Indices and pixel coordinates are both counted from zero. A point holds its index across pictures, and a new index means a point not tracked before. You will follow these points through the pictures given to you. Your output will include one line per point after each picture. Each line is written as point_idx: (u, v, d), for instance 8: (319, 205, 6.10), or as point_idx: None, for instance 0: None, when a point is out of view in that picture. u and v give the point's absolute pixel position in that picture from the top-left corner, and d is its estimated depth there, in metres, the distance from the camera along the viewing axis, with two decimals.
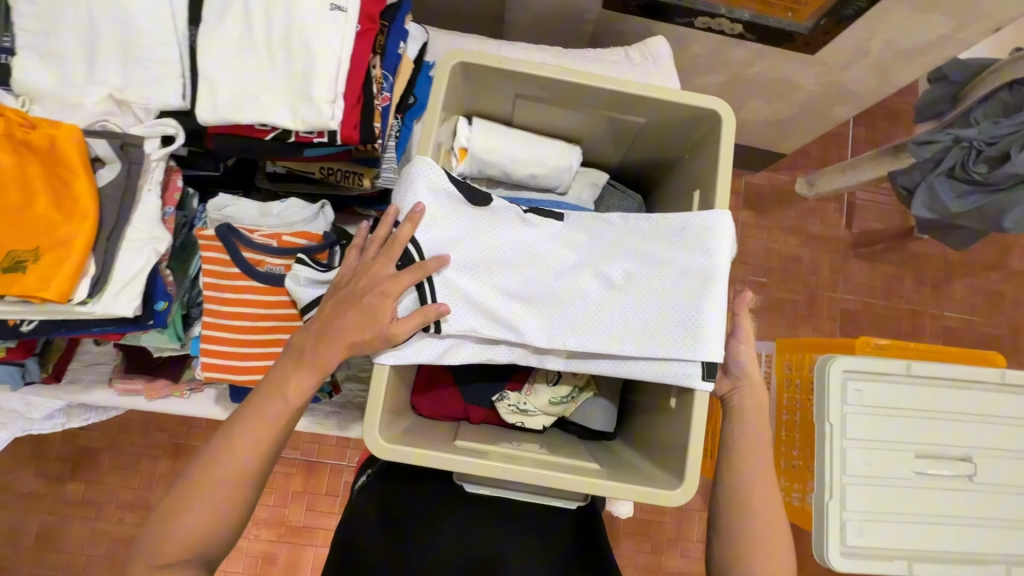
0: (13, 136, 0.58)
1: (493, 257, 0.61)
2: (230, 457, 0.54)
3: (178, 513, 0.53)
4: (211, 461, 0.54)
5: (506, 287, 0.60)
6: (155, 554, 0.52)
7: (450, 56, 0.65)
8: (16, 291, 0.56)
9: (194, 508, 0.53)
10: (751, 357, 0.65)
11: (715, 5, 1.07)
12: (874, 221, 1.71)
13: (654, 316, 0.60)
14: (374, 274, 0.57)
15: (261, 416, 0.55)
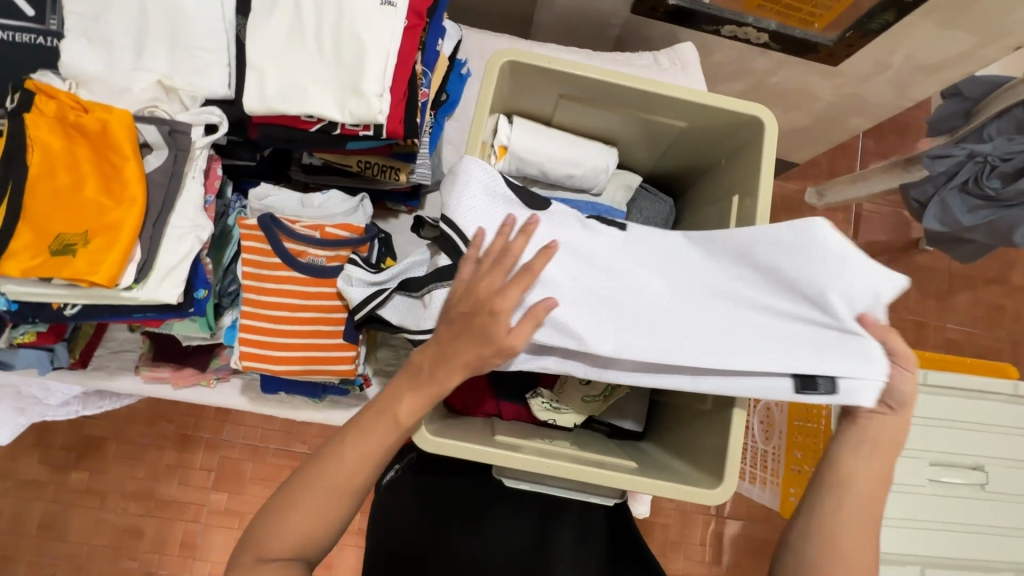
0: (65, 119, 0.58)
1: (559, 264, 0.57)
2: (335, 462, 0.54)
3: (284, 507, 0.53)
4: (318, 463, 0.54)
5: (571, 293, 0.56)
6: (263, 544, 0.52)
7: (499, 55, 0.65)
8: (66, 274, 0.56)
9: (296, 507, 0.53)
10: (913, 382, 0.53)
11: (742, 14, 1.08)
12: (881, 233, 1.73)
13: (740, 330, 0.55)
14: (484, 289, 0.52)
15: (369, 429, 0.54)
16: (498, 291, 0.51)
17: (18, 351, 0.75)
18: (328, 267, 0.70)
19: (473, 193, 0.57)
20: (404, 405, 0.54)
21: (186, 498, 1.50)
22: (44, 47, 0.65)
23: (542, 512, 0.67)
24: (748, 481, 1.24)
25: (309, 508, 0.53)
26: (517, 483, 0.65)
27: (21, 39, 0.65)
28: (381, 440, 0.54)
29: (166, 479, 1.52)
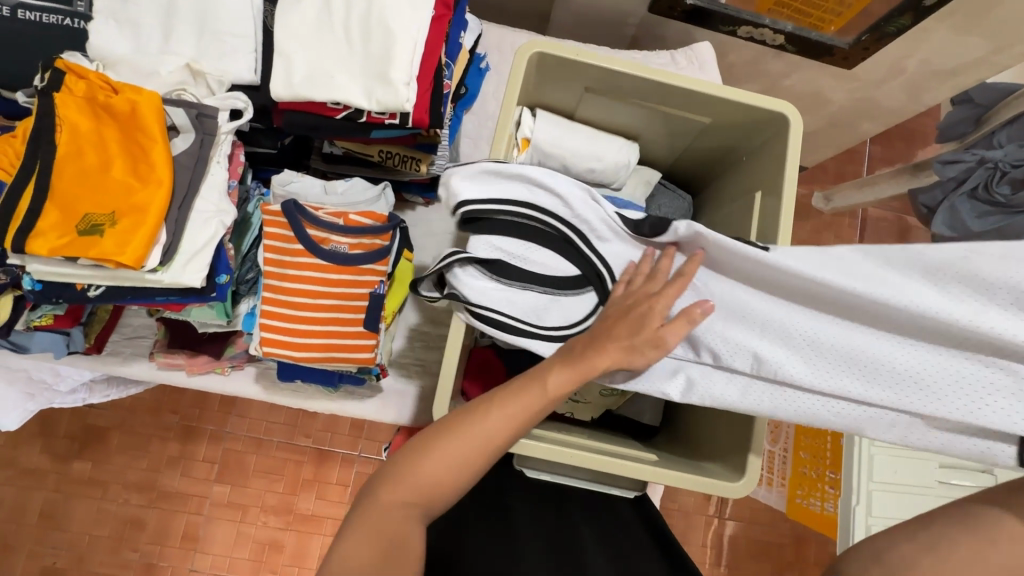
0: (94, 100, 0.58)
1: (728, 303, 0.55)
2: (477, 420, 0.52)
3: (418, 451, 0.52)
4: (458, 418, 0.53)
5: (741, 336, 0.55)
6: (397, 484, 0.51)
7: (528, 47, 0.66)
8: (93, 254, 0.56)
9: (428, 458, 0.51)
10: None
11: (759, 15, 1.08)
12: (887, 238, 1.74)
13: (952, 388, 0.49)
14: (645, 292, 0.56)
15: (519, 394, 0.53)
16: (654, 294, 0.55)
17: (34, 335, 0.75)
18: (351, 254, 0.70)
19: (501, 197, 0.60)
20: (553, 376, 0.53)
21: (188, 490, 1.50)
22: (71, 29, 0.65)
23: (559, 506, 0.67)
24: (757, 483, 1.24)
25: (440, 462, 0.51)
26: (538, 474, 0.66)
27: (48, 20, 0.65)
28: (526, 408, 0.52)
29: (169, 470, 1.51)
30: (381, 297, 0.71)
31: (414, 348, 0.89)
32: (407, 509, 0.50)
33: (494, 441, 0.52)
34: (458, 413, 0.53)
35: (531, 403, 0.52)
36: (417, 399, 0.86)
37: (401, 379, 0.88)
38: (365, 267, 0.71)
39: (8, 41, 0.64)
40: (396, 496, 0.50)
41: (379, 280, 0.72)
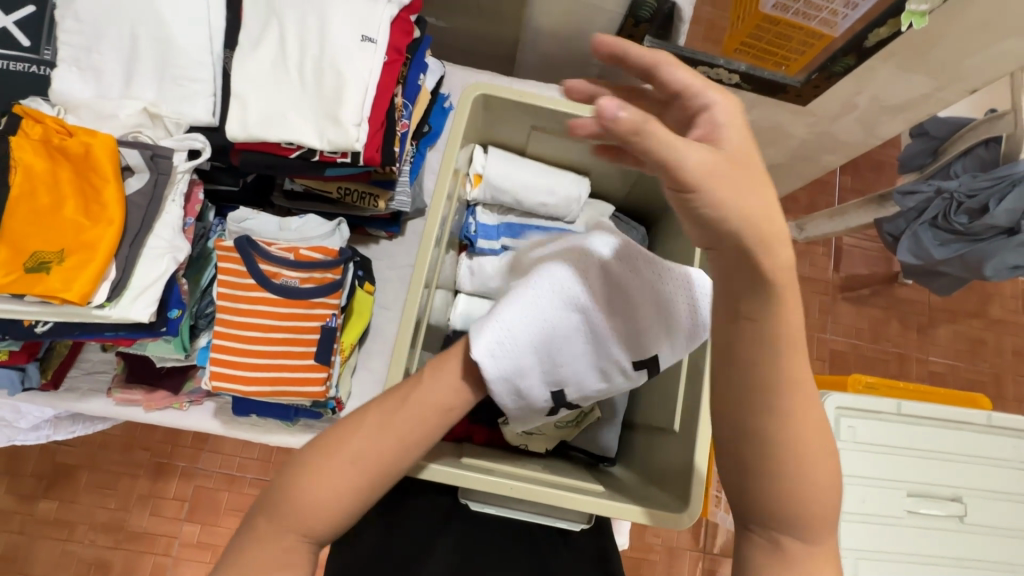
0: (49, 143, 0.60)
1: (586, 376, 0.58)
2: (361, 436, 0.46)
3: (293, 480, 0.45)
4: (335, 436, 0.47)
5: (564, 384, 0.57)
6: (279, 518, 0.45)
7: (472, 87, 0.69)
8: (39, 291, 0.57)
9: (308, 490, 0.45)
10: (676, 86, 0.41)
11: (713, 56, 1.13)
12: (860, 266, 1.77)
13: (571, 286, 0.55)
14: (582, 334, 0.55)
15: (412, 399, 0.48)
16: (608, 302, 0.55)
17: None
18: (302, 288, 0.71)
19: None
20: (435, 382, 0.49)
21: (158, 530, 1.46)
22: (36, 75, 0.69)
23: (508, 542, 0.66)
24: (725, 509, 1.20)
25: (325, 495, 0.44)
26: (483, 507, 0.65)
27: (15, 67, 0.69)
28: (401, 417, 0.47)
29: (138, 509, 1.48)
30: (332, 329, 0.72)
31: (376, 382, 0.89)
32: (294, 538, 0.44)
33: (390, 455, 0.46)
34: (337, 431, 0.47)
35: (424, 410, 0.48)
36: None
37: None
38: (317, 300, 0.72)
39: None
40: (273, 547, 0.44)
41: (331, 312, 0.72)
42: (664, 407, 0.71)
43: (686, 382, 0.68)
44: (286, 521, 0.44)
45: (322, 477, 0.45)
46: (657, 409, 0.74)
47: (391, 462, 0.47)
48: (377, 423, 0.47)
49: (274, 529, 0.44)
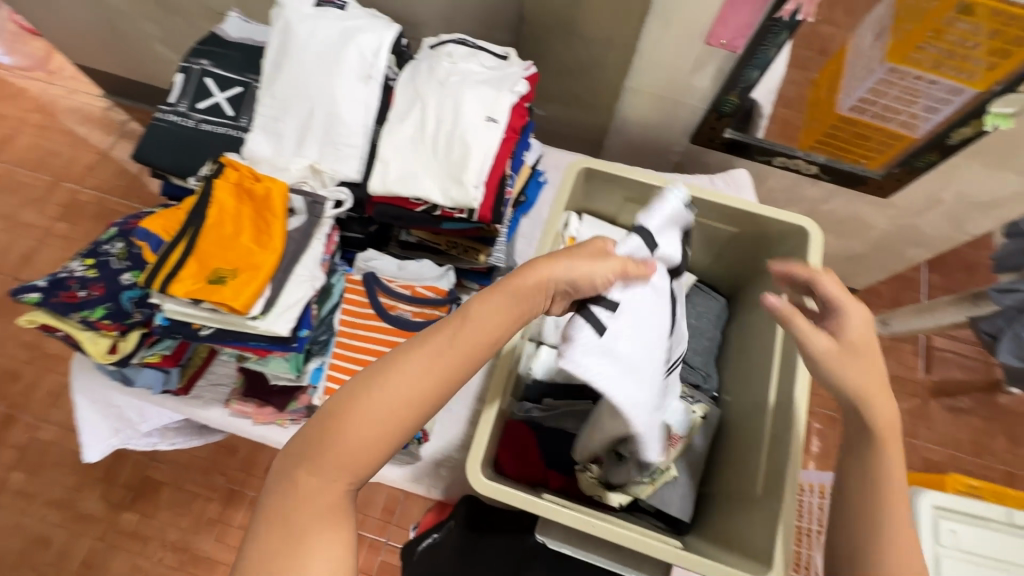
0: (242, 185, 0.77)
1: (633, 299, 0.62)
2: (393, 386, 0.51)
3: (337, 426, 0.51)
4: (375, 385, 0.51)
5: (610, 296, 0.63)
6: (318, 465, 0.50)
7: (576, 163, 0.82)
8: (214, 299, 0.69)
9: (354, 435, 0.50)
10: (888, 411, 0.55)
11: (792, 148, 1.21)
12: (953, 369, 1.66)
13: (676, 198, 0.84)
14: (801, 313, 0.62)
15: (451, 345, 0.53)
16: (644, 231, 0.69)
17: (142, 370, 0.88)
18: (413, 320, 0.83)
19: None
20: (455, 340, 0.54)
21: (219, 557, 1.53)
22: (231, 136, 0.88)
23: None
24: None
25: (370, 437, 0.51)
26: (557, 544, 0.72)
27: (217, 130, 0.88)
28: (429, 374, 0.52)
29: (205, 533, 1.55)
30: None
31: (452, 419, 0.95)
32: (327, 480, 0.50)
33: (438, 388, 0.53)
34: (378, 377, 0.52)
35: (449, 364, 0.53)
36: (452, 469, 0.92)
37: (438, 450, 0.93)
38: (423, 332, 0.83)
39: (190, 143, 0.87)
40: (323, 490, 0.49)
41: None
42: (747, 472, 0.72)
43: (769, 448, 0.70)
44: (339, 459, 0.50)
45: (362, 421, 0.51)
46: (741, 475, 0.74)
47: (439, 393, 0.53)
48: (421, 367, 0.52)
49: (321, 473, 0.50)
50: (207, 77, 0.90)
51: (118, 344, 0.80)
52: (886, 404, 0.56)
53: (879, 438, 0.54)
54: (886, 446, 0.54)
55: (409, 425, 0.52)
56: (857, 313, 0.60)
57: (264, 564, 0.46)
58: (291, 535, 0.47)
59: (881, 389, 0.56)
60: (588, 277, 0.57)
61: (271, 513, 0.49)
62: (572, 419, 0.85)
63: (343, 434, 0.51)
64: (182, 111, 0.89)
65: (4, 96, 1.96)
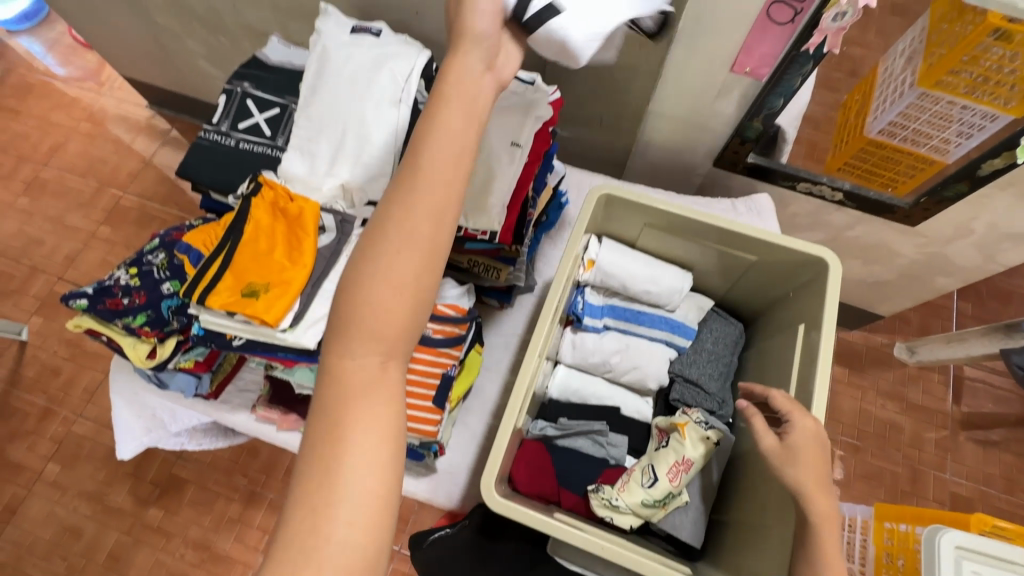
0: (277, 205, 0.81)
1: None
2: (390, 247, 0.51)
3: (352, 300, 0.51)
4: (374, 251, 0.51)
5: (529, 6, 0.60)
6: (348, 345, 0.52)
7: (597, 189, 0.84)
8: (248, 311, 0.73)
9: (371, 317, 0.51)
10: (826, 506, 0.61)
11: (817, 174, 1.21)
12: (985, 401, 1.61)
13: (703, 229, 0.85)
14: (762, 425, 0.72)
15: (418, 188, 0.52)
16: None
17: (176, 374, 0.92)
18: (434, 336, 0.85)
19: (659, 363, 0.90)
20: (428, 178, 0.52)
21: (237, 557, 1.57)
22: (268, 155, 0.93)
23: None
24: None
25: (388, 302, 0.51)
26: (568, 564, 0.79)
27: (256, 149, 0.93)
28: (420, 221, 0.52)
29: (225, 533, 1.60)
30: (451, 377, 0.85)
31: (468, 434, 0.97)
32: (362, 356, 0.52)
33: (433, 233, 0.52)
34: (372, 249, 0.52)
35: (429, 201, 0.52)
36: (467, 483, 0.93)
37: (454, 464, 0.95)
38: (443, 349, 0.86)
39: (230, 161, 0.92)
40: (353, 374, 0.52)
41: (451, 362, 0.86)
42: (756, 503, 0.73)
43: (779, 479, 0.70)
44: (366, 338, 0.51)
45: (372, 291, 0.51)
46: (751, 504, 0.75)
47: (435, 240, 0.52)
48: (400, 220, 0.52)
49: (357, 357, 0.52)
50: (248, 99, 0.95)
51: (156, 349, 0.85)
52: (826, 500, 0.62)
53: (817, 530, 0.60)
54: (828, 527, 0.60)
55: (422, 288, 0.52)
56: (804, 426, 0.66)
57: (324, 453, 0.50)
58: (344, 418, 0.51)
59: (822, 485, 0.63)
60: (475, 15, 0.55)
61: (324, 398, 0.52)
62: (586, 440, 0.86)
63: (359, 308, 0.51)
64: (224, 130, 0.94)
65: (57, 105, 2.08)
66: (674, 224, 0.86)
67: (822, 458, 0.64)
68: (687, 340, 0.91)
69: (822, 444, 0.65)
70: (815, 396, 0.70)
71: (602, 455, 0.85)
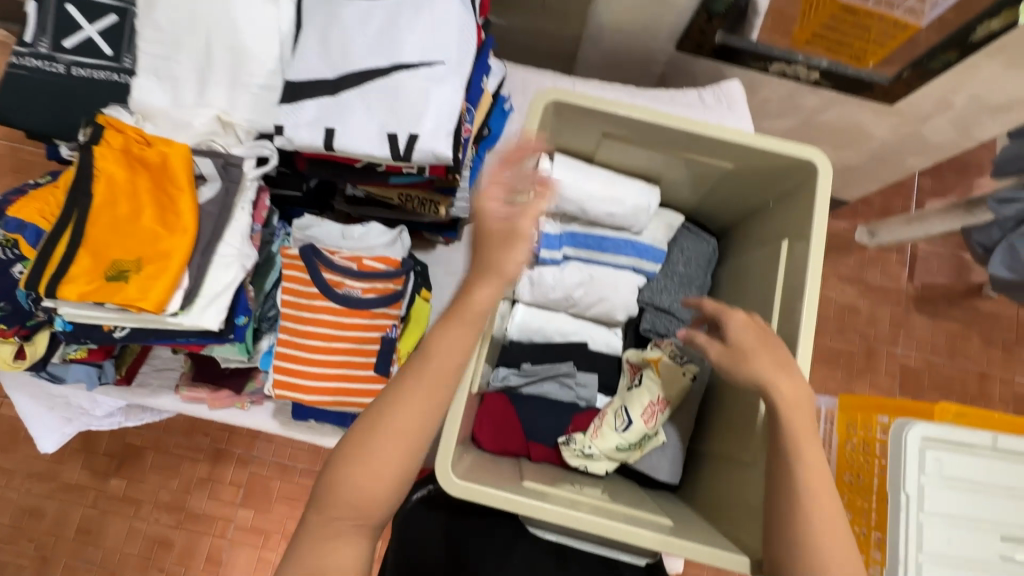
0: (130, 152, 0.63)
1: (392, 97, 0.64)
2: (384, 426, 0.56)
3: (349, 464, 0.56)
4: (371, 433, 0.56)
5: (395, 117, 0.64)
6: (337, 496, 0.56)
7: (543, 94, 0.68)
8: (118, 299, 0.58)
9: (362, 473, 0.56)
10: (791, 385, 0.58)
11: (792, 52, 1.05)
12: (938, 276, 1.63)
13: (676, 134, 0.70)
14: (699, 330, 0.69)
15: (419, 388, 0.57)
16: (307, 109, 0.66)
17: (69, 366, 0.77)
18: (365, 299, 0.75)
19: (625, 292, 0.81)
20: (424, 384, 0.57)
21: (215, 513, 1.53)
22: (115, 83, 0.70)
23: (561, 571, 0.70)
24: None
25: (379, 472, 0.56)
26: (544, 532, 0.72)
27: (98, 75, 0.71)
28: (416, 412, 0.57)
29: (197, 492, 1.55)
30: (392, 340, 0.76)
31: None
32: (347, 508, 0.56)
33: (424, 418, 0.57)
34: (368, 427, 0.57)
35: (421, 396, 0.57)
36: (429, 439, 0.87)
37: None
38: (378, 310, 0.75)
39: (66, 96, 0.70)
40: (334, 516, 0.56)
41: (391, 323, 0.76)
42: (737, 437, 0.68)
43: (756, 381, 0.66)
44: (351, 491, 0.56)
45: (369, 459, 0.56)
46: (729, 438, 0.70)
47: (429, 424, 0.57)
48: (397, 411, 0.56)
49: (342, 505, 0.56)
50: (69, 4, 0.70)
51: (25, 349, 0.72)
52: (790, 381, 0.58)
53: (784, 414, 0.58)
54: (795, 413, 0.58)
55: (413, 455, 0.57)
56: (737, 319, 0.63)
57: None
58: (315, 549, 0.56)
59: (781, 366, 0.59)
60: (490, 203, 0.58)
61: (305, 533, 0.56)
62: (554, 383, 0.79)
63: (352, 471, 0.56)
64: (44, 52, 0.70)
65: None
66: (641, 129, 0.71)
67: (771, 349, 0.60)
68: (657, 265, 0.82)
69: (762, 332, 0.62)
70: (803, 320, 0.63)
71: (571, 398, 0.79)
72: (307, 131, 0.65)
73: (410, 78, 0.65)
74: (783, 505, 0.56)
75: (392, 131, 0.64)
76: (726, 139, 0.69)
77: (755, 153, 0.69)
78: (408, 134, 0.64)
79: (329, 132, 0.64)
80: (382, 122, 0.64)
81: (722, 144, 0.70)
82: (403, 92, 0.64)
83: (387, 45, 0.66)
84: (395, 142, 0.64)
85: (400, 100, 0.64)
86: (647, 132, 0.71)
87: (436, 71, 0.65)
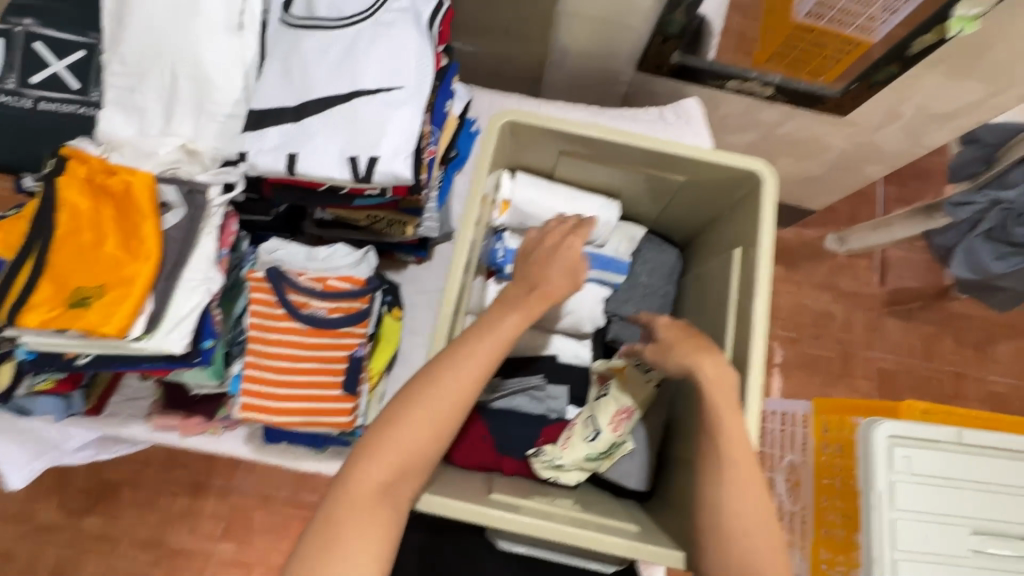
0: (93, 181, 0.64)
1: (352, 122, 0.67)
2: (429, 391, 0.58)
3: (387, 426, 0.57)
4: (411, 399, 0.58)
5: (354, 140, 0.66)
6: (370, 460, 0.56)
7: (499, 116, 0.71)
8: (80, 325, 0.59)
9: (400, 435, 0.57)
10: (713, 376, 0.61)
11: (745, 69, 1.10)
12: (907, 279, 1.67)
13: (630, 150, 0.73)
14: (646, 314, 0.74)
15: (470, 357, 0.59)
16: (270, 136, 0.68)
17: (37, 399, 0.78)
18: (331, 318, 0.76)
19: (589, 304, 0.83)
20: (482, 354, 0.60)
21: (195, 547, 1.49)
22: (82, 116, 0.73)
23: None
24: None
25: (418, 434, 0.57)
26: (511, 545, 0.72)
27: (65, 109, 0.73)
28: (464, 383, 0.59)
29: (177, 526, 1.51)
30: (359, 359, 0.77)
31: None
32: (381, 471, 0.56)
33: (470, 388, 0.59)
34: (408, 393, 0.58)
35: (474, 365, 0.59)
36: None
37: None
38: (345, 329, 0.76)
39: (34, 130, 0.72)
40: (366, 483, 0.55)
41: (358, 341, 0.77)
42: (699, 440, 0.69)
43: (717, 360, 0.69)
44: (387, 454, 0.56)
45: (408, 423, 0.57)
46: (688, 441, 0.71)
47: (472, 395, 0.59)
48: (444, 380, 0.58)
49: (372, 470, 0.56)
50: (36, 41, 0.72)
51: None
52: (712, 364, 0.62)
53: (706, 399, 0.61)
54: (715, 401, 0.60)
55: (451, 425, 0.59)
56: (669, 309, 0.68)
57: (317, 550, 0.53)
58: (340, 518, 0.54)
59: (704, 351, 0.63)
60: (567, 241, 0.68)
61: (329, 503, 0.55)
62: (524, 397, 0.80)
63: (391, 433, 0.57)
64: (11, 88, 0.72)
65: None
66: (596, 146, 0.74)
67: (694, 338, 0.65)
68: (621, 275, 0.84)
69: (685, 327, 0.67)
70: (755, 323, 0.65)
71: (542, 410, 0.80)
72: (270, 158, 0.67)
73: (368, 103, 0.67)
74: (723, 489, 0.59)
75: (350, 155, 0.66)
76: (676, 153, 0.72)
77: (704, 167, 0.73)
78: (367, 157, 0.66)
79: (291, 158, 0.66)
80: (343, 145, 0.66)
81: (672, 159, 0.73)
82: (364, 117, 0.67)
83: (348, 72, 0.68)
84: (356, 164, 0.66)
85: (361, 124, 0.66)
86: (602, 150, 0.75)
87: (394, 95, 0.67)
